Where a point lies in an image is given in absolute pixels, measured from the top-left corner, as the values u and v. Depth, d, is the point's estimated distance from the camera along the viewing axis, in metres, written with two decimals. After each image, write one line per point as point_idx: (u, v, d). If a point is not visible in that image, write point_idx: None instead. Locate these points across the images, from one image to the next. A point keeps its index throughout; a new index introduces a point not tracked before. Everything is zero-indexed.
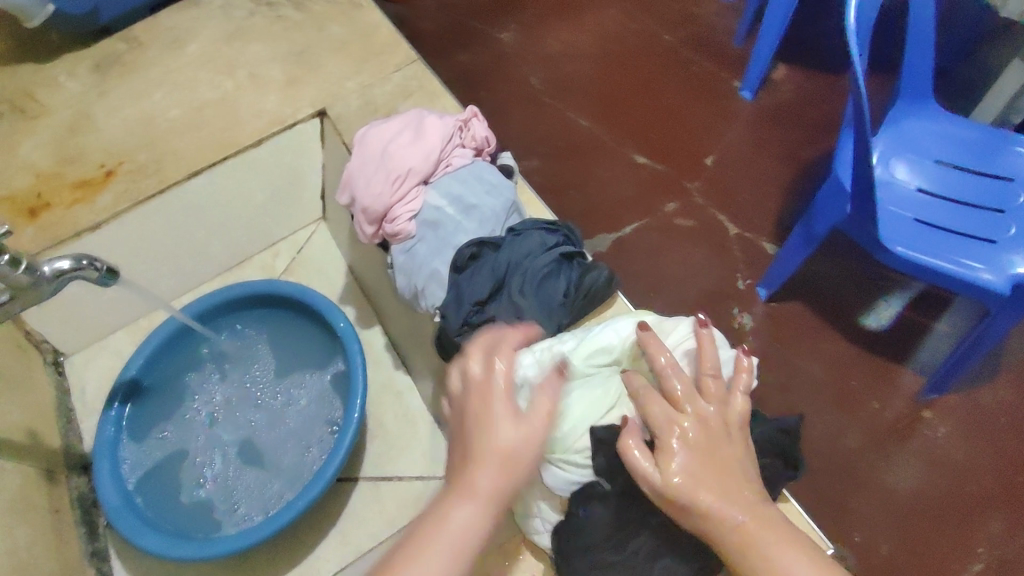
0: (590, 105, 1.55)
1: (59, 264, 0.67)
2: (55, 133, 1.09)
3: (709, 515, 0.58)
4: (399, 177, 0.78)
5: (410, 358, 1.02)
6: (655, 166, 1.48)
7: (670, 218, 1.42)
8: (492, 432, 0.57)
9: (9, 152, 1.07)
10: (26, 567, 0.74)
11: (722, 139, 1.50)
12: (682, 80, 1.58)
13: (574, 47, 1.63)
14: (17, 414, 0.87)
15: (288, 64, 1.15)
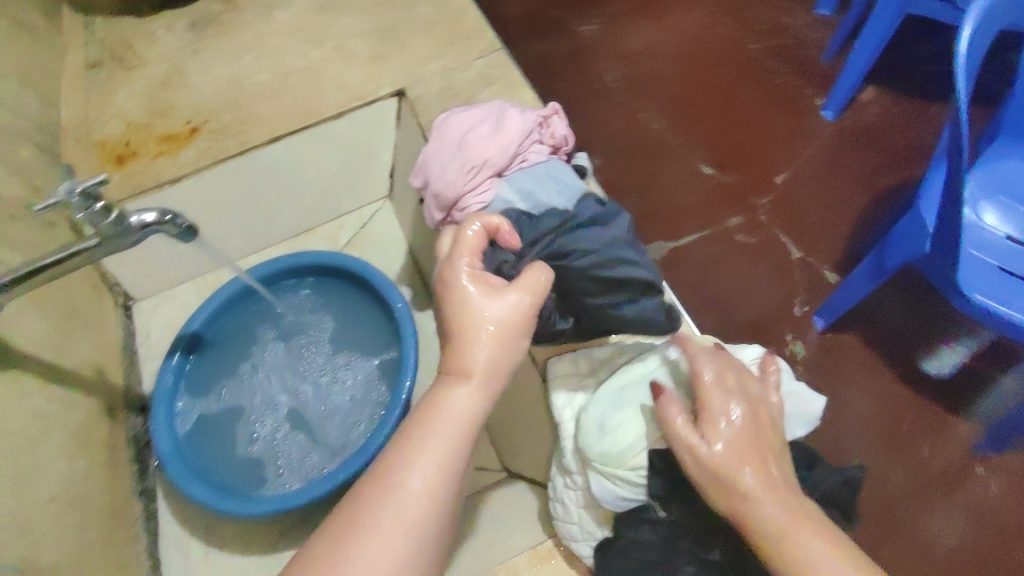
0: (664, 109, 1.52)
1: (145, 217, 0.69)
2: (148, 84, 1.14)
3: (750, 507, 0.56)
4: (474, 167, 0.78)
5: None
6: (722, 177, 1.44)
7: (731, 233, 1.38)
8: (478, 340, 0.60)
9: (105, 99, 1.12)
10: (79, 499, 0.77)
11: (796, 157, 1.45)
12: (765, 93, 1.53)
13: (655, 48, 1.59)
14: (87, 350, 0.92)
15: (375, 41, 1.16)
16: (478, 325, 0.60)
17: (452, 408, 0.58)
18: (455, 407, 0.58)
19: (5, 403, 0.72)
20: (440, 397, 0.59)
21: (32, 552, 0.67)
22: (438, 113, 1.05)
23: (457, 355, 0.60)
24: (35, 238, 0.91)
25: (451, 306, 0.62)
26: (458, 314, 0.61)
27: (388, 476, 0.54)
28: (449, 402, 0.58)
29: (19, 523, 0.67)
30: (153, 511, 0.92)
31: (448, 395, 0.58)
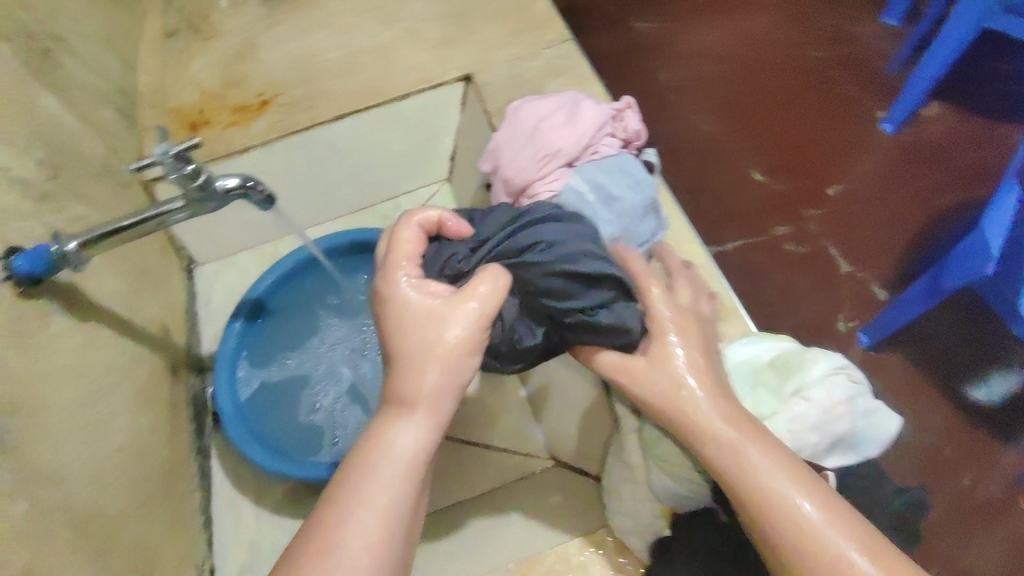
0: (719, 111, 1.49)
1: (229, 181, 0.69)
2: (223, 55, 1.16)
3: (716, 451, 0.60)
4: (546, 156, 0.78)
5: None
6: (775, 184, 1.41)
7: (779, 241, 1.35)
8: (427, 365, 0.57)
9: (181, 67, 1.15)
10: (144, 450, 0.81)
11: (852, 169, 1.42)
12: (828, 102, 1.50)
13: (716, 49, 1.56)
14: (155, 309, 0.95)
15: (445, 25, 1.17)
16: (427, 349, 0.57)
17: (392, 444, 0.55)
18: (398, 446, 0.55)
19: (83, 353, 0.75)
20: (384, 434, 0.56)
21: (101, 498, 0.70)
22: (505, 101, 1.05)
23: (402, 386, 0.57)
24: (113, 198, 0.94)
25: (398, 330, 0.58)
26: (406, 340, 0.58)
27: (325, 532, 0.51)
28: (393, 439, 0.55)
29: (92, 468, 0.70)
30: (208, 468, 0.95)
31: (387, 433, 0.56)
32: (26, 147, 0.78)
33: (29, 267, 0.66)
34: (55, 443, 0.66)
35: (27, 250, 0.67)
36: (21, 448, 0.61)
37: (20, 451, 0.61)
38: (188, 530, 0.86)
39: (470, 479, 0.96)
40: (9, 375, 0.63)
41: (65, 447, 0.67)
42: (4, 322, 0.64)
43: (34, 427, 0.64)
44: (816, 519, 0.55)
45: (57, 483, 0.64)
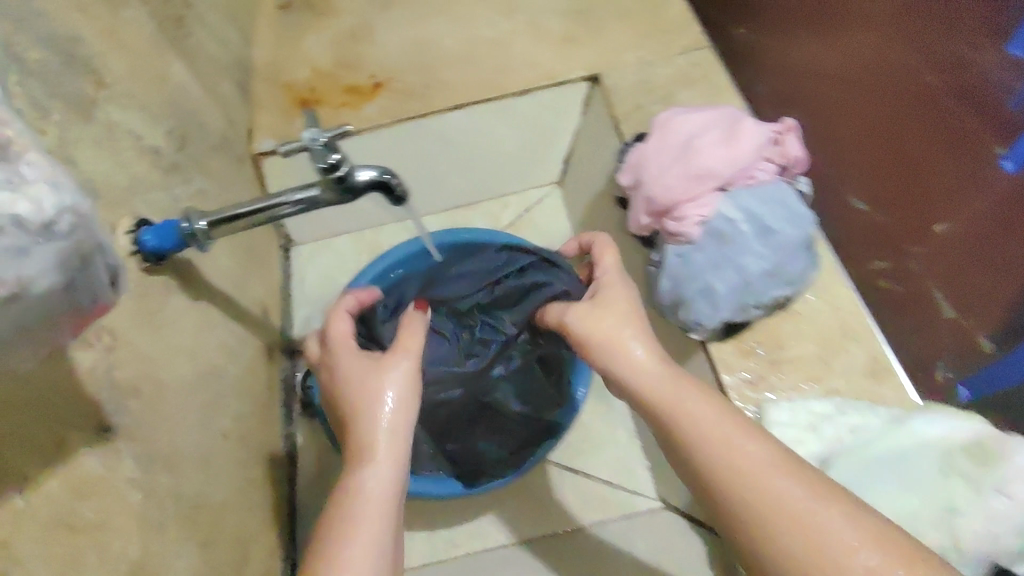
0: (812, 129, 1.18)
1: (365, 173, 0.63)
2: (337, 35, 1.12)
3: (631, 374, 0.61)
4: (698, 176, 0.71)
5: None
6: (873, 215, 1.13)
7: (876, 276, 1.09)
8: (377, 409, 0.61)
9: (295, 43, 1.11)
10: (244, 437, 0.78)
11: (976, 206, 1.10)
12: (962, 125, 1.13)
13: (816, 61, 1.24)
14: (258, 289, 0.93)
15: (567, 20, 1.09)
16: (377, 398, 0.62)
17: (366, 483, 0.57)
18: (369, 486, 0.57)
19: (196, 335, 0.73)
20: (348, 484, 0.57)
21: (207, 486, 0.68)
22: (632, 108, 0.96)
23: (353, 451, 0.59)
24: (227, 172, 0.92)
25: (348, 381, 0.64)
26: (363, 393, 0.62)
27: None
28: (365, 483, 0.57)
29: (200, 457, 0.68)
30: (296, 458, 0.93)
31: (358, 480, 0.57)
32: (155, 114, 0.75)
33: (156, 242, 0.64)
34: (169, 428, 0.63)
35: (158, 224, 0.64)
36: (141, 431, 0.59)
37: (141, 434, 0.59)
38: (278, 521, 0.84)
39: (573, 508, 0.95)
40: (135, 354, 0.60)
41: (177, 432, 0.65)
42: (132, 299, 0.62)
43: (152, 411, 0.61)
44: (794, 493, 0.51)
45: (169, 469, 0.62)
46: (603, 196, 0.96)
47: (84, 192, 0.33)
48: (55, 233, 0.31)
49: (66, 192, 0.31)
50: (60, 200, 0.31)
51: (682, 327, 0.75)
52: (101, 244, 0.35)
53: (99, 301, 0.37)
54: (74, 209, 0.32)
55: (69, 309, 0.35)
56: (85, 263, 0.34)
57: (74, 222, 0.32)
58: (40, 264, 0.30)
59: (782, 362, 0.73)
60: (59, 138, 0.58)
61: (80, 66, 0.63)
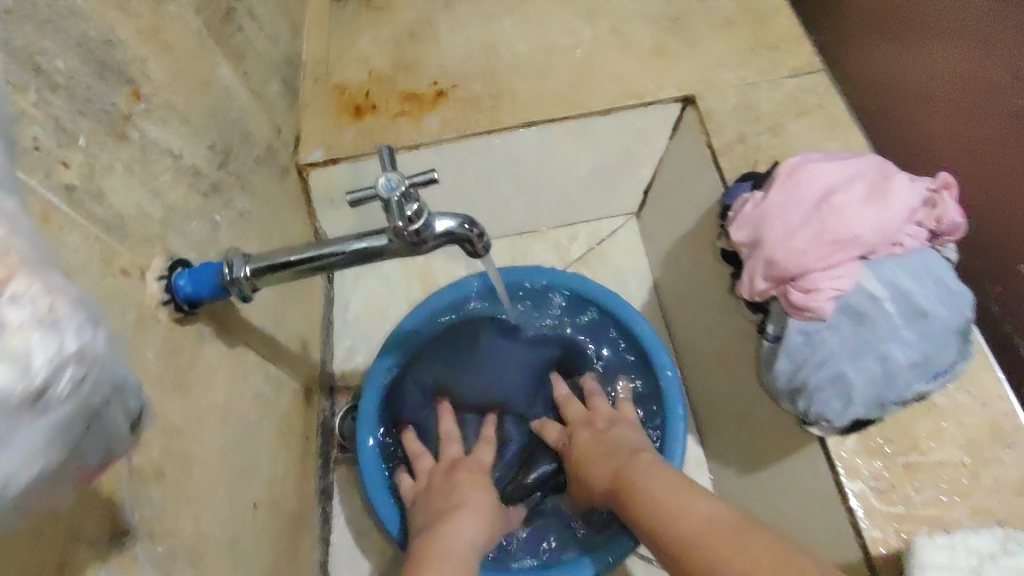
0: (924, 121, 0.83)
1: (444, 222, 0.53)
2: (395, 33, 0.97)
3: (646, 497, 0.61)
4: (835, 241, 0.59)
5: (708, 431, 0.87)
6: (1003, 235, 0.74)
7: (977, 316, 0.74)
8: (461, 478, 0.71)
9: (349, 40, 0.97)
10: (277, 501, 0.69)
11: None
12: (952, 138, 0.79)
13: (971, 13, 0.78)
14: (298, 322, 0.83)
15: (659, 29, 0.94)
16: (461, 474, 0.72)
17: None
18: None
19: (231, 389, 0.63)
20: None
21: (234, 571, 0.59)
22: (734, 138, 0.81)
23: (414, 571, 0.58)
24: (273, 189, 0.82)
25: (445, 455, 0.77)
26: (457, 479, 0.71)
27: None
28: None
29: (227, 540, 0.59)
30: (329, 513, 0.83)
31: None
32: (196, 127, 0.65)
33: (192, 289, 0.54)
34: (196, 511, 0.54)
35: (195, 267, 0.55)
36: (162, 525, 0.50)
37: (163, 528, 0.50)
38: None
39: None
40: (162, 428, 0.51)
41: (205, 513, 0.55)
42: (161, 359, 0.53)
43: (176, 495, 0.52)
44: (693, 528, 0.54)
45: (193, 563, 0.53)
46: (697, 240, 0.84)
47: (98, 322, 0.24)
48: (50, 400, 0.22)
49: (69, 335, 0.22)
50: (55, 353, 0.22)
51: (799, 416, 0.63)
52: (122, 380, 0.26)
53: (112, 448, 0.28)
54: (77, 359, 0.22)
55: (70, 475, 0.25)
56: (95, 417, 0.25)
57: (78, 371, 0.23)
58: (25, 448, 0.22)
59: (913, 467, 0.61)
60: (84, 169, 0.48)
61: (115, 76, 0.53)
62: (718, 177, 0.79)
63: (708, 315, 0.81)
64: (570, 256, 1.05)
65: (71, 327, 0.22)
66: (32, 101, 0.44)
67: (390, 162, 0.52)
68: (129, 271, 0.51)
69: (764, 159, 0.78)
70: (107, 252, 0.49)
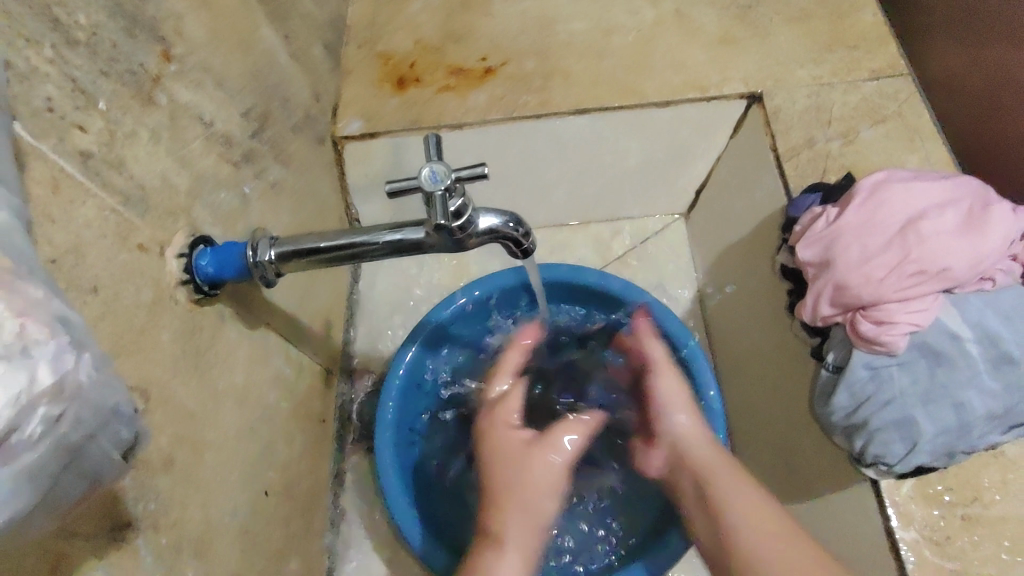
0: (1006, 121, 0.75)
1: (489, 219, 0.49)
2: None
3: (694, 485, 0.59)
4: (919, 271, 0.53)
5: (745, 453, 0.82)
6: None
7: None
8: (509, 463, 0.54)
9: (395, 5, 0.91)
10: (290, 486, 0.66)
11: None
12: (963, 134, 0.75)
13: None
14: (323, 300, 0.79)
15: (728, 15, 0.87)
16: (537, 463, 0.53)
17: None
18: (536, 516, 0.52)
19: (251, 370, 0.60)
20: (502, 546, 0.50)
21: (242, 560, 0.56)
22: (802, 141, 0.74)
23: (521, 471, 0.53)
24: (307, 159, 0.77)
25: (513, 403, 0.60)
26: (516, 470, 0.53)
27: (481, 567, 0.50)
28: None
29: (237, 528, 0.55)
30: (340, 498, 0.80)
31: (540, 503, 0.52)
32: (233, 92, 0.61)
33: (214, 269, 0.51)
34: (205, 499, 0.51)
35: (219, 246, 0.52)
36: (169, 517, 0.46)
37: (172, 519, 0.46)
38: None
39: None
40: (174, 411, 0.48)
41: (215, 501, 0.52)
42: (178, 341, 0.49)
43: (186, 484, 0.48)
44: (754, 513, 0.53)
45: (200, 555, 0.49)
46: (753, 249, 0.78)
47: (78, 351, 0.23)
48: (16, 441, 0.21)
49: (43, 369, 0.21)
50: (21, 392, 0.20)
51: (852, 454, 0.57)
52: (105, 414, 0.25)
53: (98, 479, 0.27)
54: (48, 397, 0.21)
55: (46, 504, 0.24)
56: (70, 455, 0.24)
57: (52, 409, 0.22)
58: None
59: (977, 519, 0.54)
60: (104, 135, 0.44)
61: (146, 33, 0.49)
62: (781, 183, 0.73)
63: (759, 331, 0.75)
64: (611, 252, 1.00)
65: (44, 357, 0.21)
66: (48, 58, 0.40)
67: (436, 152, 0.48)
68: (147, 248, 0.47)
69: (834, 167, 0.72)
70: (124, 227, 0.45)
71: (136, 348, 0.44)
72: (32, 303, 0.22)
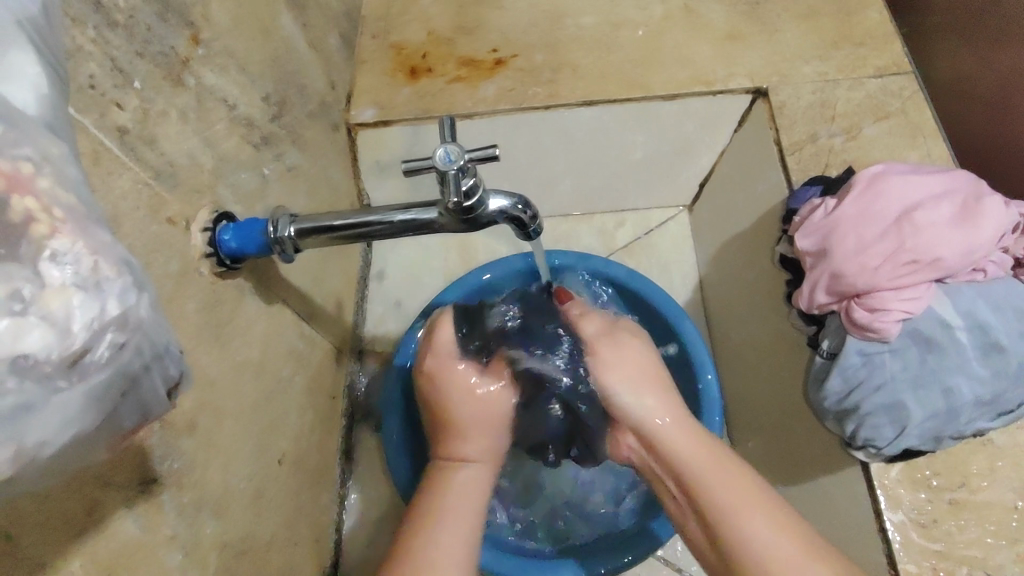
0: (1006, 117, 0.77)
1: (499, 201, 0.52)
2: None
3: (642, 404, 0.56)
4: (913, 261, 0.55)
5: (742, 440, 0.84)
6: None
7: None
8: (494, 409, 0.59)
9: None
10: (301, 458, 0.69)
11: None
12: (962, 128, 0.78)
13: None
14: (335, 282, 0.81)
15: (736, 12, 0.89)
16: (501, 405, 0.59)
17: (460, 498, 0.54)
18: (489, 441, 0.57)
19: (267, 344, 0.62)
20: (456, 453, 0.56)
21: (256, 525, 0.58)
22: (806, 137, 0.76)
23: (473, 403, 0.57)
24: (322, 144, 0.79)
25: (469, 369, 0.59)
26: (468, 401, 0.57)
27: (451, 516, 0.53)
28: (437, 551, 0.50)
29: (252, 494, 0.58)
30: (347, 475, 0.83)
31: (496, 442, 0.57)
32: (255, 77, 0.63)
33: (237, 244, 0.54)
34: (224, 463, 0.53)
35: (241, 223, 0.54)
36: (192, 477, 0.49)
37: (194, 480, 0.49)
38: (322, 547, 0.74)
39: None
40: (199, 378, 0.50)
41: (233, 466, 0.55)
42: (202, 312, 0.52)
43: (207, 448, 0.51)
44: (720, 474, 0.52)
45: (218, 516, 0.52)
46: (755, 241, 0.79)
47: (142, 289, 0.25)
48: (89, 363, 0.23)
49: (111, 300, 0.23)
50: (93, 320, 0.22)
51: (843, 438, 0.59)
52: (160, 351, 0.27)
53: (148, 412, 0.29)
54: (116, 326, 0.23)
55: (104, 432, 0.26)
56: (130, 385, 0.26)
57: (119, 337, 0.24)
58: (54, 417, 0.22)
59: (962, 502, 0.56)
60: (139, 113, 0.47)
61: (176, 17, 0.52)
62: (783, 177, 0.75)
63: (757, 320, 0.77)
64: (617, 242, 1.02)
65: (114, 291, 0.23)
66: (90, 37, 0.42)
67: (451, 134, 0.50)
68: (175, 221, 0.50)
69: (836, 162, 0.74)
70: (155, 200, 0.47)
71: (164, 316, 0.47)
72: (105, 243, 0.24)
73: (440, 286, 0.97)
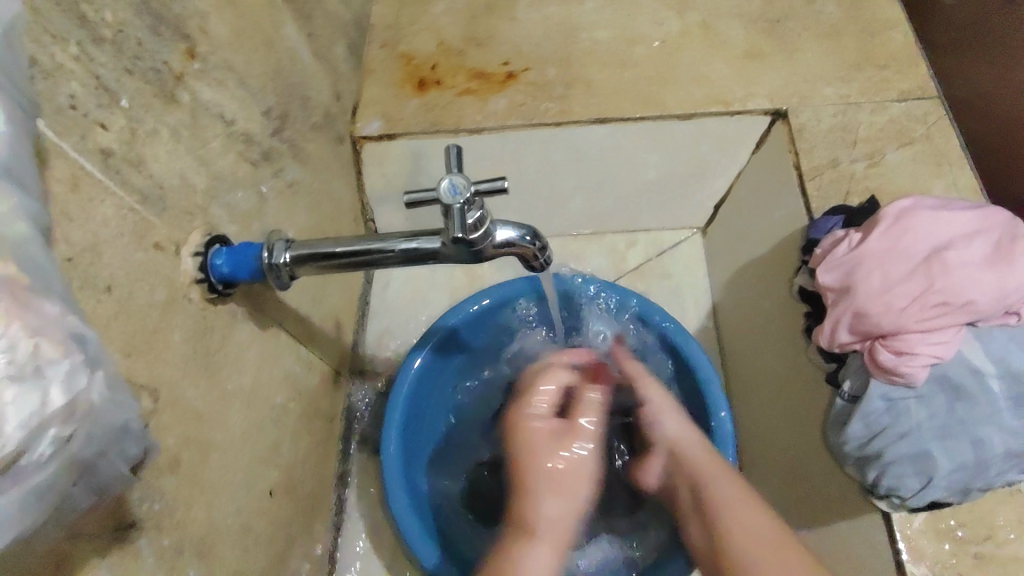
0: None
1: (505, 232, 0.49)
2: (470, 3, 0.90)
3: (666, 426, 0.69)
4: (944, 302, 0.52)
5: (752, 474, 0.81)
6: None
7: None
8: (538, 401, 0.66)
9: (420, 7, 0.90)
10: (294, 486, 0.66)
11: None
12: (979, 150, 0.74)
13: None
14: (335, 300, 0.79)
15: (755, 29, 0.86)
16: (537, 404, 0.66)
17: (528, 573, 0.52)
18: (554, 504, 0.57)
19: (261, 370, 0.60)
20: (543, 463, 0.59)
21: (243, 561, 0.55)
22: (826, 162, 0.73)
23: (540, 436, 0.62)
24: (325, 159, 0.77)
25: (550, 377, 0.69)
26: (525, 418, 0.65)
27: (530, 540, 0.55)
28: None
29: (240, 528, 0.55)
30: (343, 499, 0.80)
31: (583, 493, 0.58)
32: (255, 90, 0.61)
33: (229, 270, 0.51)
34: (209, 500, 0.51)
35: (234, 247, 0.52)
36: (173, 517, 0.46)
37: (175, 520, 0.46)
38: None
39: None
40: (183, 411, 0.48)
41: (220, 501, 0.52)
42: (190, 341, 0.49)
43: (192, 485, 0.48)
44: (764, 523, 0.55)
45: (202, 556, 0.49)
46: (772, 268, 0.76)
47: (94, 372, 0.24)
48: (29, 462, 0.22)
49: (54, 392, 0.22)
50: (34, 414, 0.21)
51: (864, 486, 0.56)
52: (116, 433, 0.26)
53: (105, 489, 0.28)
54: (58, 420, 0.22)
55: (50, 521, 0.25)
56: (79, 470, 0.25)
57: (64, 426, 0.23)
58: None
59: (989, 559, 0.53)
60: (126, 133, 0.44)
61: (171, 30, 0.49)
62: (802, 203, 0.72)
63: (773, 353, 0.74)
64: (626, 263, 0.99)
65: (57, 379, 0.22)
66: (74, 55, 0.40)
67: (457, 163, 0.47)
68: (163, 246, 0.47)
69: (858, 189, 0.70)
70: (141, 225, 0.45)
71: (148, 348, 0.44)
72: (50, 321, 0.23)
73: (443, 303, 0.94)
